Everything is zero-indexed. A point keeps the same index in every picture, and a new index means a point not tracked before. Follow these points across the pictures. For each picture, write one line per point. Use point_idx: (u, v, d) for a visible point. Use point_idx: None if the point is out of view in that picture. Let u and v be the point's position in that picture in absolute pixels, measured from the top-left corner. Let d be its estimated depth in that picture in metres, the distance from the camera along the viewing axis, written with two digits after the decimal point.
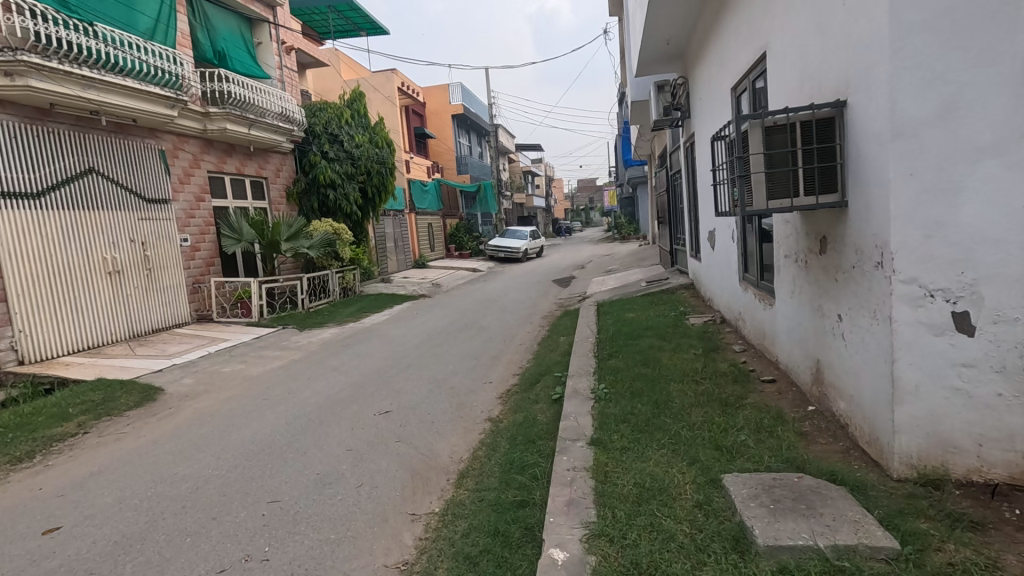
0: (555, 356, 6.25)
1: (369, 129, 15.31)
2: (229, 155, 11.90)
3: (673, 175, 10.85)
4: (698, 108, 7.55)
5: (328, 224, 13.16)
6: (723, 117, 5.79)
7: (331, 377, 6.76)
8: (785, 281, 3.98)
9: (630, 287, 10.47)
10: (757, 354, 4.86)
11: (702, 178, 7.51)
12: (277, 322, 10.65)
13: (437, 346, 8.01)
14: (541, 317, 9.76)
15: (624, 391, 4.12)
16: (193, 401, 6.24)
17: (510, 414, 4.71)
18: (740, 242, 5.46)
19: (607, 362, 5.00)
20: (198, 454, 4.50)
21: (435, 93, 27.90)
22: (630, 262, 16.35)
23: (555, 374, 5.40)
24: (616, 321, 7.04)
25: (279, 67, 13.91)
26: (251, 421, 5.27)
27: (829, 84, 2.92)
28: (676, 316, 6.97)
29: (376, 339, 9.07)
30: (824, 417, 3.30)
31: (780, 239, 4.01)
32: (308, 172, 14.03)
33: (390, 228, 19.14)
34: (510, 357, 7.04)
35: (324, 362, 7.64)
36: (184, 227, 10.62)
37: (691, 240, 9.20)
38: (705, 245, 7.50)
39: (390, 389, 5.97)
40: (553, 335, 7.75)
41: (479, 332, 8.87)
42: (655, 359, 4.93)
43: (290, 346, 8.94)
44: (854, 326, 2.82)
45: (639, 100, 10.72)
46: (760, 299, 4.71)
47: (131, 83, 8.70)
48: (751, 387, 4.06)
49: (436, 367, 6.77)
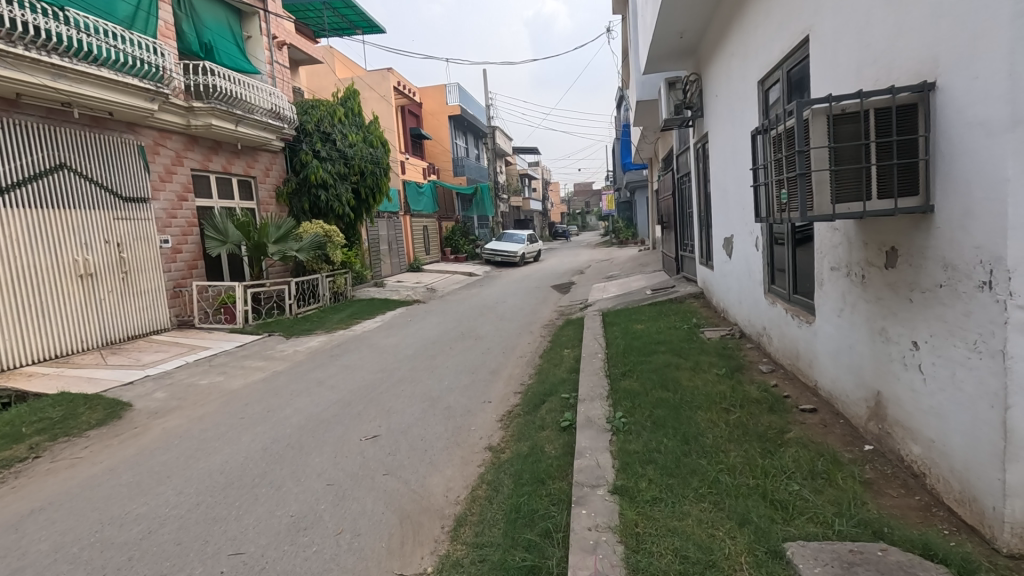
0: (560, 372, 5.73)
1: (362, 129, 14.80)
2: (215, 152, 11.34)
3: (681, 178, 10.37)
4: (711, 108, 7.12)
5: (319, 226, 12.61)
6: (747, 113, 5.30)
7: (317, 392, 6.21)
8: (831, 296, 3.49)
9: (634, 295, 9.97)
10: (788, 376, 4.35)
11: (716, 182, 7.04)
12: (262, 329, 10.07)
13: (432, 357, 7.48)
14: (541, 327, 9.25)
15: (645, 421, 3.60)
16: (163, 419, 5.67)
17: (512, 443, 4.19)
18: (767, 251, 5.00)
19: (621, 384, 4.47)
20: (158, 488, 3.94)
21: (431, 93, 27.39)
22: (631, 268, 15.93)
23: (561, 396, 4.87)
24: (625, 334, 6.53)
25: (269, 62, 13.36)
26: (222, 446, 4.71)
27: (906, 63, 2.43)
28: (689, 328, 6.46)
29: (367, 348, 8.53)
30: (889, 460, 2.79)
31: (825, 249, 3.52)
32: (299, 172, 13.48)
33: (384, 230, 18.59)
34: (511, 371, 6.51)
35: (308, 375, 7.09)
36: (164, 227, 10.04)
37: (700, 247, 8.75)
38: (719, 253, 7.03)
39: (378, 409, 5.42)
40: (556, 347, 7.23)
41: (476, 342, 8.35)
42: (674, 381, 4.42)
43: (275, 356, 8.37)
44: (940, 358, 2.31)
45: (645, 100, 10.24)
46: (794, 314, 4.23)
47: (106, 73, 8.13)
48: (791, 418, 3.55)
49: (430, 383, 6.23)
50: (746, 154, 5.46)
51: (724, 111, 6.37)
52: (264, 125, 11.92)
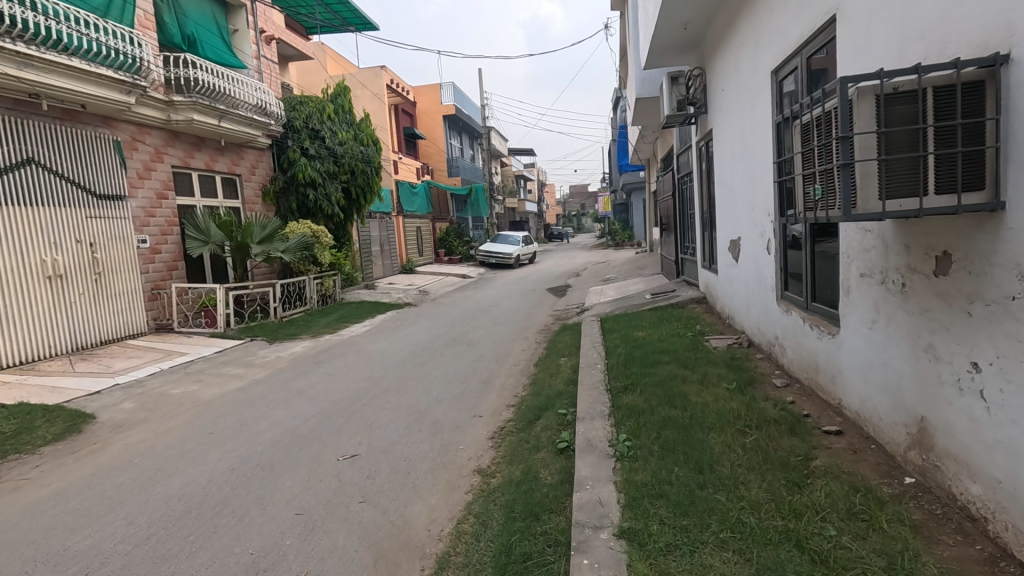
0: (557, 384, 5.33)
1: (353, 126, 14.40)
2: (197, 148, 10.89)
3: (681, 178, 10.03)
4: (716, 104, 6.77)
5: (306, 226, 12.18)
6: (758, 106, 4.93)
7: (296, 404, 5.78)
8: (860, 306, 3.11)
9: (633, 299, 9.60)
10: (806, 392, 3.97)
11: (722, 181, 6.68)
12: (244, 334, 9.63)
13: (421, 365, 7.07)
14: (537, 332, 8.85)
15: (652, 446, 3.21)
16: (126, 433, 5.23)
17: (504, 466, 3.79)
18: (779, 255, 4.64)
19: (623, 400, 4.08)
20: (106, 518, 3.51)
21: (426, 92, 27.03)
22: (628, 271, 15.55)
23: (558, 412, 4.47)
24: (625, 342, 6.14)
25: (256, 57, 12.94)
26: (185, 466, 4.27)
27: (965, 34, 2.04)
28: (693, 336, 6.09)
29: (353, 355, 8.10)
30: (938, 498, 2.41)
31: (853, 253, 3.15)
32: (287, 170, 13.06)
33: (376, 231, 18.16)
34: (504, 381, 6.11)
35: (288, 384, 6.65)
36: (142, 226, 9.57)
37: (703, 249, 8.39)
38: (724, 257, 6.67)
39: (360, 424, 5.00)
40: (552, 355, 6.84)
41: (467, 348, 7.94)
42: (682, 397, 4.04)
43: (255, 363, 7.94)
44: (1011, 384, 1.95)
45: (645, 97, 9.88)
46: (813, 324, 3.85)
47: (77, 63, 7.70)
48: (815, 442, 3.17)
49: (417, 394, 5.83)
50: (756, 150, 5.08)
51: (731, 106, 6.01)
52: (249, 121, 11.50)
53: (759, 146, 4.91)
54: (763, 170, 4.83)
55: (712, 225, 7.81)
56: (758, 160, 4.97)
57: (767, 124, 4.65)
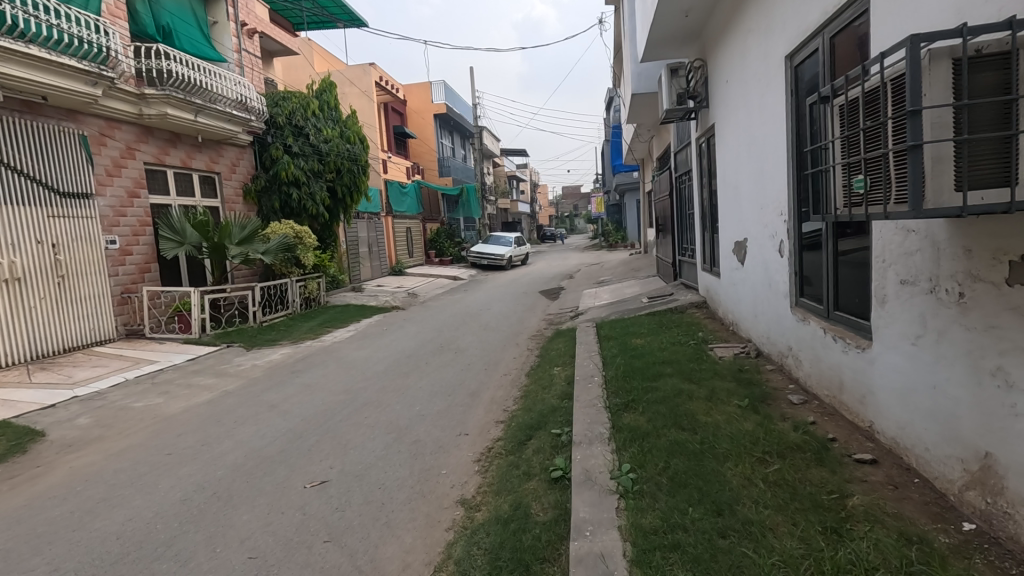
0: (550, 399, 4.89)
1: (340, 123, 13.95)
2: (173, 145, 10.37)
3: (679, 177, 9.64)
4: (718, 97, 6.38)
5: (288, 227, 11.68)
6: (769, 94, 4.51)
7: (266, 420, 5.30)
8: (900, 318, 2.70)
9: (629, 303, 9.19)
10: (828, 411, 3.56)
11: (725, 179, 6.29)
12: (220, 341, 9.11)
13: (405, 375, 6.61)
14: (529, 338, 8.40)
15: (660, 480, 2.78)
16: (75, 454, 4.73)
17: (492, 498, 3.35)
18: (795, 257, 4.22)
19: (624, 422, 3.64)
20: (28, 563, 3.02)
21: (416, 91, 26.54)
22: (622, 273, 15.16)
23: (551, 433, 4.05)
24: (623, 351, 5.72)
25: (236, 50, 12.43)
26: (133, 495, 3.78)
27: None
28: (696, 345, 5.67)
29: (333, 363, 7.61)
30: (1010, 553, 2.00)
31: (891, 257, 2.75)
32: (269, 169, 12.63)
33: (363, 232, 17.66)
34: (493, 393, 5.68)
35: (261, 396, 6.16)
36: (111, 226, 9.03)
37: (703, 250, 8.00)
38: (728, 260, 6.27)
39: (333, 444, 4.53)
40: (545, 364, 6.40)
41: (455, 356, 7.48)
42: (690, 418, 3.62)
43: (229, 372, 7.44)
44: None
45: (641, 92, 9.48)
46: (836, 335, 3.43)
47: (35, 51, 7.18)
48: (848, 474, 2.75)
49: (400, 408, 5.37)
50: (766, 143, 4.67)
51: (735, 98, 5.64)
52: (228, 116, 11.01)
53: (770, 139, 4.52)
54: (776, 165, 4.44)
55: (713, 226, 7.42)
56: (769, 153, 4.59)
57: (780, 114, 4.27)
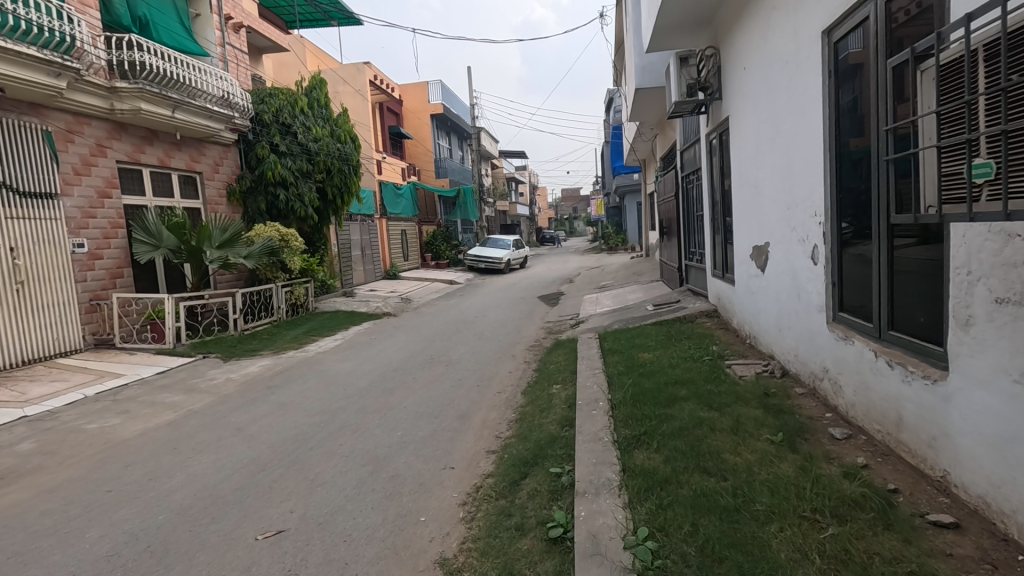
0: (549, 426, 4.30)
1: (330, 122, 13.41)
2: (150, 142, 9.79)
3: (686, 176, 9.08)
4: (734, 87, 5.79)
5: (273, 229, 11.08)
6: (801, 76, 3.94)
7: (227, 447, 4.70)
8: (993, 348, 2.12)
9: (633, 311, 8.62)
10: (881, 452, 2.98)
11: (742, 176, 5.71)
12: (196, 351, 8.50)
13: (389, 393, 6.02)
14: (526, 350, 7.81)
15: (688, 552, 2.22)
16: (4, 488, 4.13)
17: (478, 561, 2.75)
18: (834, 266, 3.65)
19: (637, 463, 3.06)
20: None
21: (412, 92, 25.98)
22: (624, 278, 14.57)
23: (549, 472, 3.46)
24: (630, 368, 5.13)
25: (220, 44, 11.90)
26: (51, 549, 3.18)
27: None
28: (713, 361, 5.09)
29: (313, 377, 7.02)
30: None
31: (982, 268, 2.17)
32: (255, 168, 12.01)
33: (355, 235, 17.07)
34: (485, 416, 5.09)
35: (228, 417, 5.55)
36: (80, 229, 8.44)
37: (713, 255, 7.43)
38: (745, 266, 5.70)
39: (298, 480, 3.93)
40: (544, 381, 5.81)
41: (446, 370, 6.89)
42: (719, 460, 3.03)
43: (200, 387, 6.83)
44: None
45: (646, 88, 8.93)
46: (893, 360, 2.85)
47: None
48: (926, 545, 2.17)
49: (379, 434, 4.77)
50: (796, 133, 4.09)
51: (753, 86, 5.08)
52: (210, 112, 10.45)
53: (803, 128, 3.95)
54: (809, 158, 3.87)
55: (725, 229, 6.84)
56: (800, 145, 4.02)
57: (817, 99, 3.71)
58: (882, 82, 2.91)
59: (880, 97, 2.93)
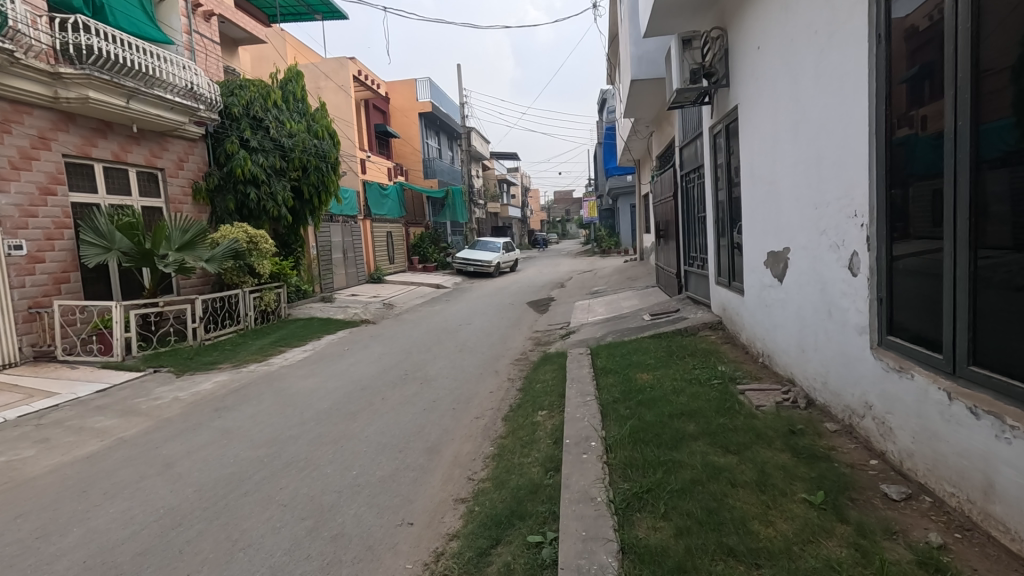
0: (531, 471, 3.57)
1: (307, 117, 12.66)
2: (103, 135, 8.96)
3: (686, 176, 8.41)
4: (745, 71, 5.07)
5: (241, 230, 10.30)
6: (838, 45, 3.23)
7: (146, 491, 3.90)
8: None
9: (627, 321, 7.93)
10: (959, 525, 2.28)
11: (753, 172, 5.01)
12: (147, 364, 7.70)
13: (351, 418, 5.26)
14: (510, 364, 7.07)
15: None
16: None
17: None
18: (881, 279, 2.94)
19: (641, 540, 2.34)
20: None
21: (400, 89, 25.18)
22: (617, 283, 13.88)
23: (527, 541, 2.72)
24: (626, 394, 4.41)
25: (187, 32, 11.14)
26: None
27: None
28: (723, 386, 4.39)
29: (271, 396, 6.25)
30: None
31: None
32: (224, 165, 11.24)
33: (337, 236, 16.29)
34: (457, 450, 4.35)
35: (159, 448, 4.77)
36: (17, 229, 7.62)
37: (716, 261, 6.75)
38: (758, 275, 4.99)
39: (218, 541, 3.17)
40: (527, 405, 5.08)
41: (419, 389, 6.15)
42: (747, 536, 2.31)
43: (140, 409, 6.03)
44: None
45: (642, 79, 8.25)
46: (981, 408, 2.15)
47: None
48: None
49: (330, 474, 4.02)
50: (829, 114, 3.39)
51: (771, 67, 4.36)
52: (172, 104, 9.65)
53: (839, 109, 3.25)
54: (847, 146, 3.16)
55: (732, 232, 6.14)
56: (834, 131, 3.31)
57: (860, 72, 3.00)
58: (965, 40, 2.21)
59: (962, 59, 2.23)
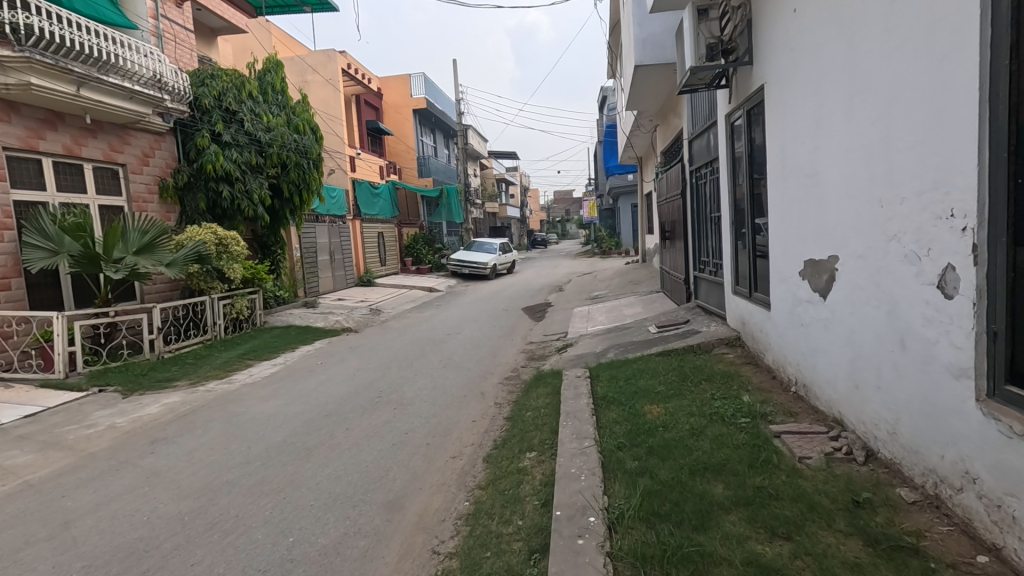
0: (511, 552, 2.71)
1: (286, 110, 11.83)
2: (53, 126, 8.14)
3: (695, 172, 7.59)
4: (775, 43, 4.23)
5: (208, 232, 9.44)
6: None
7: (21, 567, 3.04)
8: None
9: (630, 332, 7.11)
10: None
11: (784, 163, 4.17)
12: (92, 381, 6.85)
13: (304, 457, 4.41)
14: (497, 385, 6.23)
15: None
16: None
17: None
18: (995, 303, 2.10)
19: None
20: None
21: (392, 85, 24.33)
22: (619, 287, 13.07)
23: None
24: (632, 438, 3.55)
25: (154, 18, 10.31)
26: None
27: None
28: (753, 426, 3.54)
29: (220, 424, 5.41)
30: None
31: None
32: (195, 161, 10.39)
33: (323, 238, 15.44)
34: (423, 507, 3.49)
35: (65, 498, 3.92)
36: None
37: (734, 267, 5.90)
38: (791, 287, 4.15)
39: None
40: (512, 443, 4.23)
41: (390, 417, 5.29)
42: None
43: (66, 441, 5.17)
44: None
45: (647, 64, 7.41)
46: None
47: None
48: None
49: (257, 542, 3.17)
50: (909, 82, 2.53)
51: (812, 31, 3.53)
52: (132, 93, 8.79)
53: (927, 73, 2.39)
54: (939, 120, 2.32)
55: (753, 234, 5.31)
56: (917, 103, 2.48)
57: (963, 17, 2.15)
58: None
59: None
